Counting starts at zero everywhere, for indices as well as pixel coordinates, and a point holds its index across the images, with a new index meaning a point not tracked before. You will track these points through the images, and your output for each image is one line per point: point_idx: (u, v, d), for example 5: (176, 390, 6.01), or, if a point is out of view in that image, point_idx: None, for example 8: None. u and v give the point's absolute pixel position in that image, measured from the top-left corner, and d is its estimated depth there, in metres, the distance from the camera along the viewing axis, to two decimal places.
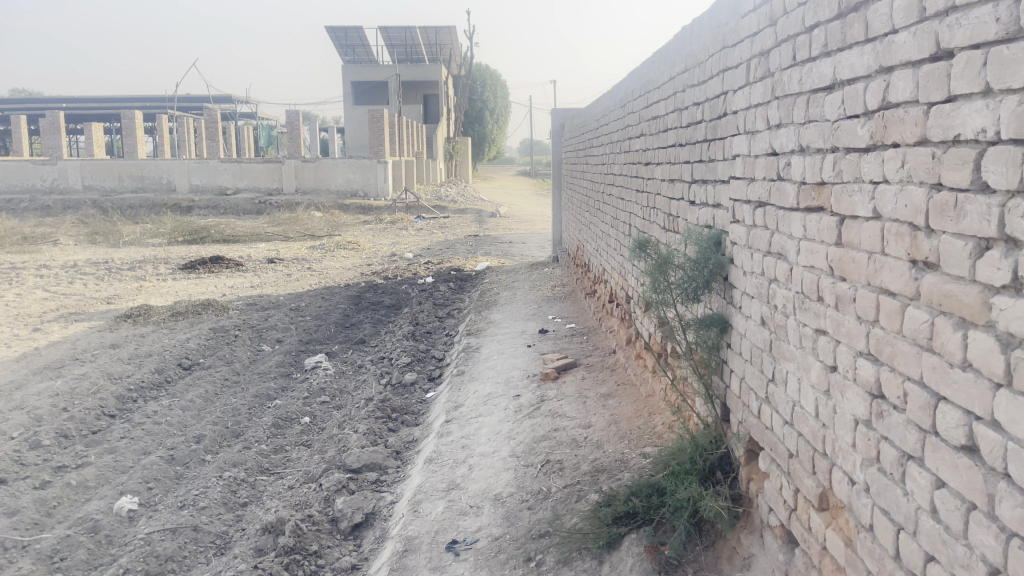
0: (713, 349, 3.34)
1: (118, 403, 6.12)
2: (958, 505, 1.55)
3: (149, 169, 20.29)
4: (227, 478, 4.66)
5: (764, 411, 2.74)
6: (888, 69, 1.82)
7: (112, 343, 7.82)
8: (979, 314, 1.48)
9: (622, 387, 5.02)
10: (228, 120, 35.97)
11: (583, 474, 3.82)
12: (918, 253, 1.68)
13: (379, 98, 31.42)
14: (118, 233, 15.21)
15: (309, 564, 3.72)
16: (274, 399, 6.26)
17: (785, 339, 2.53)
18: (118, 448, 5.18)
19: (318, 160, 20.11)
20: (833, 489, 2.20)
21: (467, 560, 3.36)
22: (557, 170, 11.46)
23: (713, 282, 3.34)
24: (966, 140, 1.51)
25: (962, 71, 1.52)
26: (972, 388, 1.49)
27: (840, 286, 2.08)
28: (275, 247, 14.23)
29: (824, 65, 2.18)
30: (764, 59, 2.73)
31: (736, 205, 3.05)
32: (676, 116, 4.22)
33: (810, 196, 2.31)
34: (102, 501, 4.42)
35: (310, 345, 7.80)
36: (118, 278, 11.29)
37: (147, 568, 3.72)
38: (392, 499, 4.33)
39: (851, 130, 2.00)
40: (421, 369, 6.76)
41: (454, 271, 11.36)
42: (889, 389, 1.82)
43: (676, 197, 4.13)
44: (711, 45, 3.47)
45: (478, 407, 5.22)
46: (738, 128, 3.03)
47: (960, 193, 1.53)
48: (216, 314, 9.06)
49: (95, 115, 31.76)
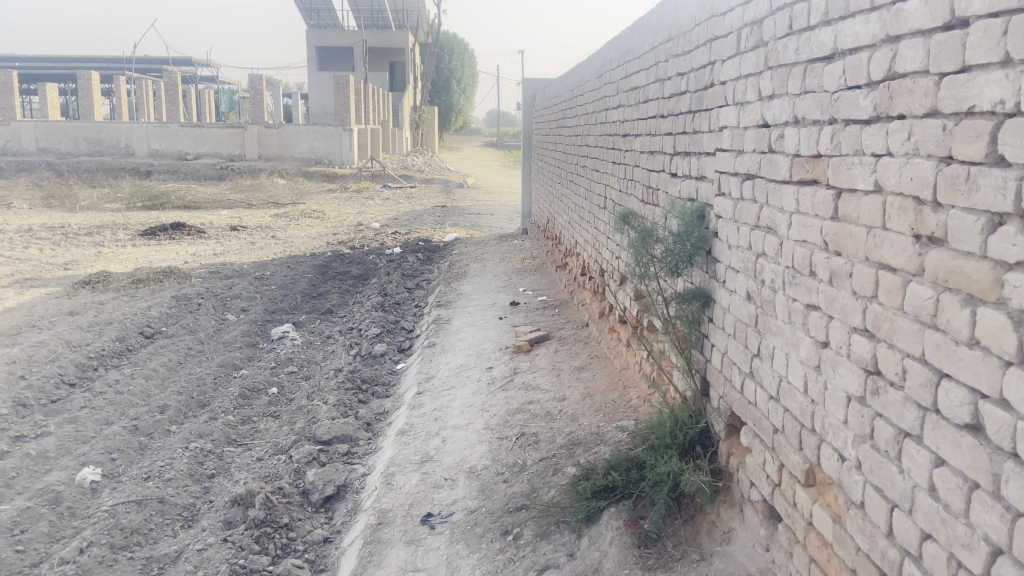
0: (694, 323, 3.31)
1: (77, 371, 5.96)
2: (960, 484, 1.53)
3: (107, 132, 19.67)
4: (193, 449, 4.55)
5: (748, 386, 2.72)
6: (896, 38, 1.77)
7: (71, 310, 7.61)
8: (989, 291, 1.45)
9: (595, 360, 5.00)
10: (186, 84, 35.06)
11: (559, 447, 3.79)
12: (923, 228, 1.65)
13: (344, 65, 30.78)
14: (74, 197, 14.77)
15: (281, 537, 3.65)
16: (240, 368, 6.14)
17: (772, 314, 2.50)
18: (79, 418, 5.04)
19: (281, 127, 19.71)
20: (819, 466, 2.18)
21: (442, 534, 3.33)
22: (528, 141, 11.36)
23: (696, 256, 3.29)
24: (982, 112, 1.47)
25: (981, 40, 1.47)
26: (980, 367, 1.47)
27: (835, 261, 2.05)
28: (239, 215, 13.94)
29: (824, 34, 2.13)
30: (757, 28, 2.67)
31: (722, 177, 3.01)
32: (658, 86, 4.16)
33: (804, 168, 2.26)
34: (63, 471, 4.29)
35: (276, 314, 7.66)
36: (75, 243, 10.97)
37: (113, 540, 3.61)
38: (364, 471, 4.27)
39: (852, 102, 1.96)
40: (390, 341, 6.69)
41: (422, 241, 11.23)
42: (886, 365, 1.80)
43: (656, 169, 4.10)
44: (698, 14, 3.41)
45: (450, 379, 5.17)
46: (726, 99, 2.98)
47: (972, 166, 1.50)
48: (178, 281, 8.88)
49: (49, 76, 30.57)
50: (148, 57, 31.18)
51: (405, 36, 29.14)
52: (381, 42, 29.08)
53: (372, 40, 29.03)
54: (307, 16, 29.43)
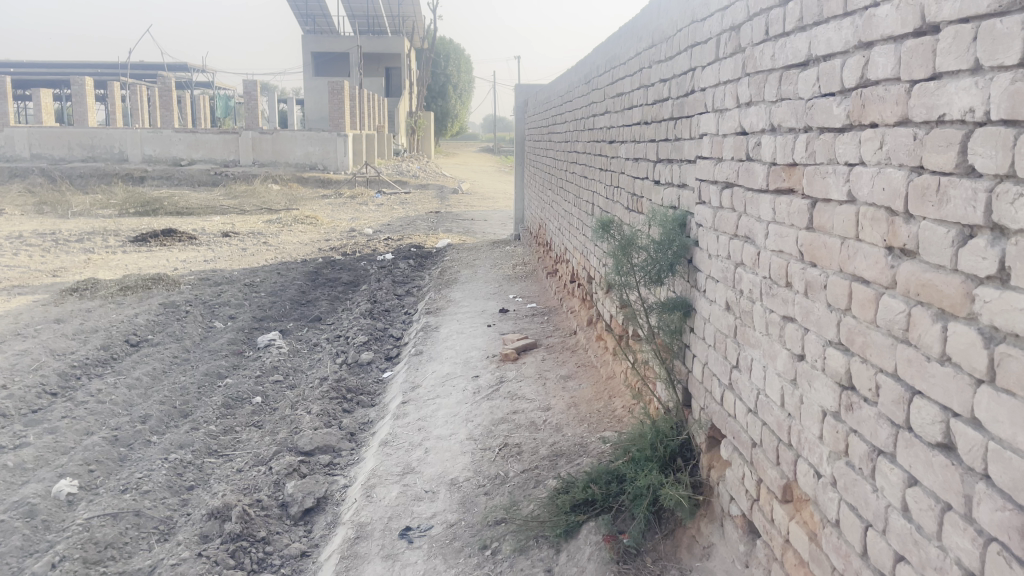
0: (675, 333, 3.25)
1: (60, 380, 5.89)
2: (932, 505, 1.48)
3: (101, 137, 19.68)
4: (173, 460, 4.49)
5: (727, 398, 2.66)
6: (868, 44, 1.73)
7: (57, 318, 7.55)
8: (960, 306, 1.40)
9: (582, 369, 4.94)
10: (182, 89, 35.09)
11: (541, 459, 3.74)
12: (895, 239, 1.61)
13: (339, 70, 30.73)
14: (66, 203, 14.73)
15: (257, 551, 3.59)
16: (225, 377, 6.07)
17: (750, 325, 2.45)
18: (59, 428, 4.97)
19: (276, 132, 19.55)
20: (796, 482, 2.13)
21: (420, 548, 3.27)
22: (520, 146, 11.32)
23: (677, 265, 3.23)
24: (951, 120, 1.43)
25: (950, 47, 1.43)
26: (951, 384, 1.42)
27: (810, 272, 2.00)
28: (231, 221, 13.87)
29: (799, 40, 2.08)
30: (735, 33, 2.63)
31: (702, 185, 2.96)
32: (642, 93, 4.12)
33: (780, 177, 2.22)
34: (40, 483, 4.23)
35: (263, 322, 7.59)
36: (65, 250, 10.92)
37: (86, 555, 3.55)
38: (345, 483, 4.21)
39: (826, 109, 1.91)
40: (378, 349, 6.63)
41: (414, 247, 11.17)
42: (860, 381, 1.75)
43: (640, 177, 4.05)
44: (679, 20, 3.37)
45: (436, 388, 5.10)
46: (706, 106, 2.93)
47: (943, 176, 1.45)
48: (167, 288, 8.82)
49: (44, 80, 30.48)
50: (144, 63, 31.25)
51: (401, 42, 29.15)
52: (377, 48, 29.07)
53: (367, 45, 29.03)
54: (302, 22, 29.43)
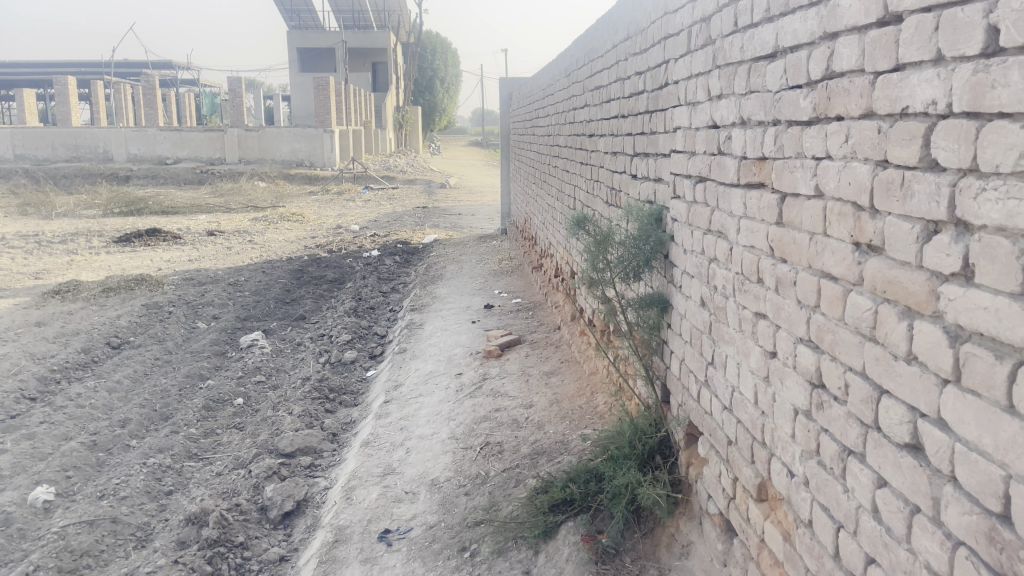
0: (653, 329, 3.21)
1: (39, 386, 5.81)
2: (901, 506, 1.45)
3: (85, 137, 19.53)
4: (152, 465, 4.43)
5: (703, 395, 2.63)
6: (832, 35, 1.69)
7: (38, 321, 7.45)
8: (926, 303, 1.36)
9: (565, 365, 4.90)
10: (167, 87, 34.85)
11: (522, 457, 3.70)
12: (861, 235, 1.57)
13: (325, 66, 30.52)
14: (50, 204, 14.57)
15: (235, 556, 3.55)
16: (207, 379, 6.00)
17: (724, 321, 2.41)
18: (37, 434, 4.89)
19: (261, 129, 19.43)
20: (771, 481, 2.10)
21: (399, 551, 3.23)
22: (504, 140, 11.25)
23: (654, 260, 3.19)
24: (915, 113, 1.39)
25: (912, 37, 1.38)
26: (918, 384, 1.38)
27: (781, 268, 1.96)
28: (217, 220, 13.75)
29: (766, 32, 2.04)
30: (705, 25, 2.58)
31: (677, 179, 2.92)
32: (619, 86, 4.07)
33: (750, 171, 2.18)
34: (15, 491, 4.17)
35: (247, 322, 7.51)
36: (49, 251, 10.80)
37: (60, 565, 3.50)
38: (326, 485, 4.17)
39: (793, 102, 1.87)
40: (361, 347, 6.58)
41: (401, 243, 11.09)
42: (830, 379, 1.71)
43: (617, 171, 4.00)
44: (653, 12, 3.32)
45: (419, 387, 5.06)
46: (679, 99, 2.88)
47: (907, 170, 1.41)
48: (151, 288, 8.73)
49: (29, 79, 30.25)
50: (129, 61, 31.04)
51: (387, 37, 28.96)
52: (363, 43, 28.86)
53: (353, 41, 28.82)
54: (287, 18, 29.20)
